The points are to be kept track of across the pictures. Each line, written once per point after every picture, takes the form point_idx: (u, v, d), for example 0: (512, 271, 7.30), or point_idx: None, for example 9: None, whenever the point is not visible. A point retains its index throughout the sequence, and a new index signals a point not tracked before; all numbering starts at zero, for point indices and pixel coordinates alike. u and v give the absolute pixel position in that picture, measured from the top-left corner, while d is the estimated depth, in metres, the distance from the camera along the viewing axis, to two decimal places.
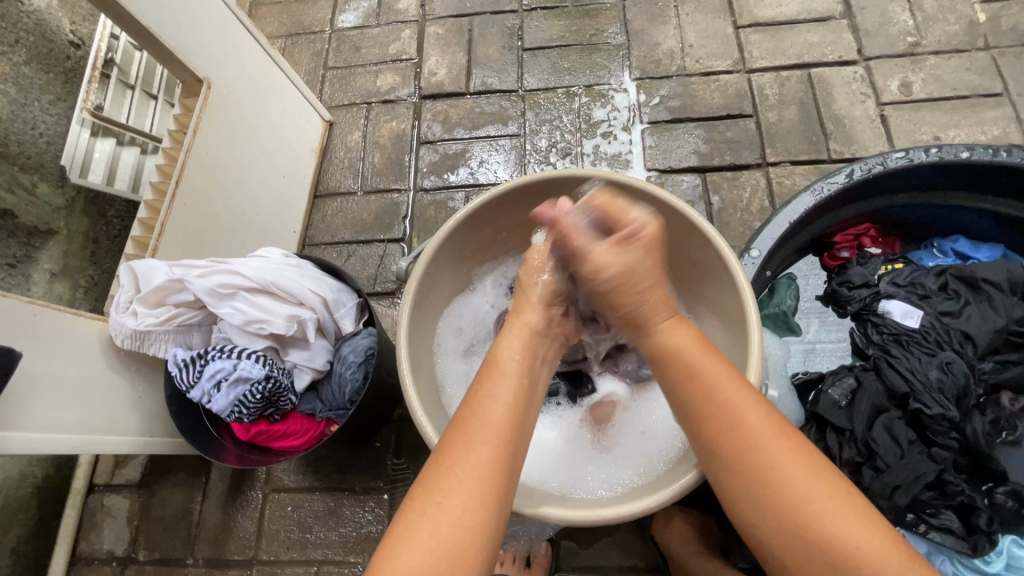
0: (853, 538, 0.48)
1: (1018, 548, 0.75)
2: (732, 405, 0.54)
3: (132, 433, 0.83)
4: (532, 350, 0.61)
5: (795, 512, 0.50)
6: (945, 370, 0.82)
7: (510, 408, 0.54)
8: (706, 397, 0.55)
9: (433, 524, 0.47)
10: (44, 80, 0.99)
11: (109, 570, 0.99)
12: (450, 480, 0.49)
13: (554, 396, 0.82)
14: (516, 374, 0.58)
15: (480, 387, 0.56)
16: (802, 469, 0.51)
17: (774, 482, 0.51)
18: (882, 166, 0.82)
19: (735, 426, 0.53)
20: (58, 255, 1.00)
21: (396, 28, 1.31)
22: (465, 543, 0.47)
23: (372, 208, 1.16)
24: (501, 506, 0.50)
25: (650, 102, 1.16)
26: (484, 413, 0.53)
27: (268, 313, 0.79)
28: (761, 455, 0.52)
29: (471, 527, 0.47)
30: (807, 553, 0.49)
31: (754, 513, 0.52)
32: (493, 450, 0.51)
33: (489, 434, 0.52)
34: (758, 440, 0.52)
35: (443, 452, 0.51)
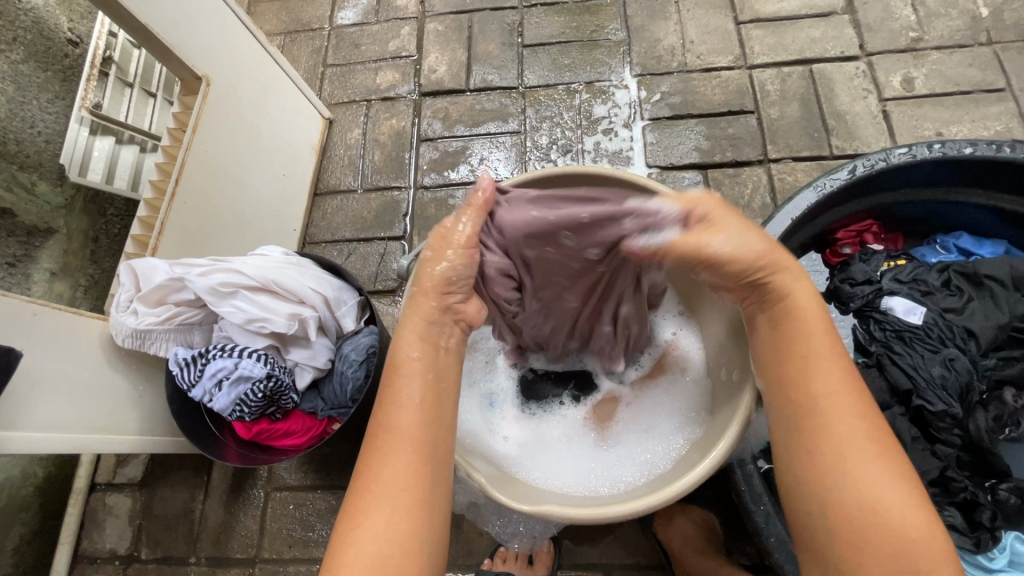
0: (914, 530, 0.46)
1: (1021, 544, 0.75)
2: (818, 367, 0.52)
3: (132, 432, 0.82)
4: (433, 340, 0.56)
5: (862, 491, 0.48)
6: (949, 366, 0.81)
7: (417, 410, 0.52)
8: (801, 357, 0.53)
9: (359, 544, 0.47)
10: (42, 78, 0.99)
11: (111, 569, 0.99)
12: (368, 497, 0.48)
13: (557, 395, 0.81)
14: (417, 372, 0.54)
15: (385, 395, 0.53)
16: (878, 453, 0.49)
17: (850, 453, 0.49)
18: (885, 162, 0.82)
19: (821, 393, 0.51)
20: (57, 254, 0.99)
21: (396, 25, 1.30)
22: (399, 554, 0.47)
23: (372, 206, 1.16)
24: (431, 515, 0.49)
25: (651, 98, 1.15)
26: (392, 422, 0.51)
27: (269, 312, 0.79)
28: (839, 426, 0.50)
29: (400, 541, 0.47)
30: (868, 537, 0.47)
31: (819, 487, 0.50)
32: (405, 459, 0.50)
33: (400, 443, 0.50)
34: (841, 410, 0.51)
35: (364, 466, 0.50)
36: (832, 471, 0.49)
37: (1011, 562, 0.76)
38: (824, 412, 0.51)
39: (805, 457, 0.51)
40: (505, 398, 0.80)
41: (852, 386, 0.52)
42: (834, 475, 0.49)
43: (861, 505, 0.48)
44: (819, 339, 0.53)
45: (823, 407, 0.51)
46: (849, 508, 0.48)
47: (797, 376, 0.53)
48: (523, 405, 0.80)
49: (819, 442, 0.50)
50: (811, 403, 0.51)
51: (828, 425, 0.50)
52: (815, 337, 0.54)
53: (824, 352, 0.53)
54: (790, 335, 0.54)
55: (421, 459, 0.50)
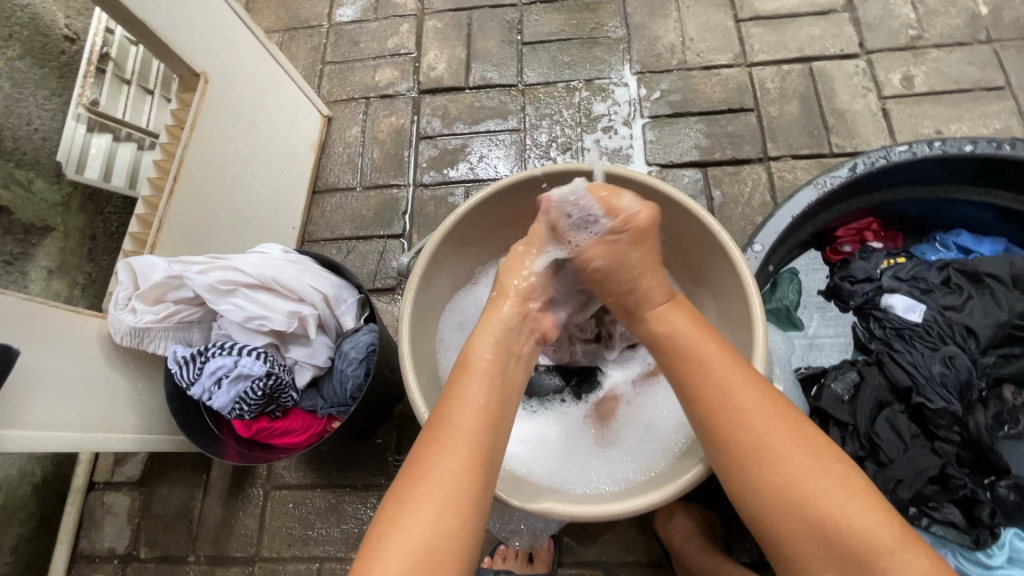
0: (845, 513, 0.48)
1: (1019, 541, 0.76)
2: (724, 377, 0.55)
3: (131, 430, 0.82)
4: (506, 348, 0.61)
5: (788, 490, 0.50)
6: (948, 364, 0.81)
7: (481, 411, 0.54)
8: (707, 375, 0.56)
9: (408, 534, 0.47)
10: (39, 75, 0.98)
11: (110, 568, 0.99)
12: (421, 488, 0.49)
13: (558, 393, 0.80)
14: (487, 375, 0.58)
15: (450, 394, 0.56)
16: (796, 446, 0.51)
17: (771, 454, 0.51)
18: (885, 160, 0.82)
19: (730, 403, 0.54)
20: (55, 252, 0.99)
21: (395, 22, 1.30)
22: (442, 551, 0.47)
23: (371, 204, 1.16)
24: (476, 518, 0.50)
25: (651, 96, 1.15)
26: (455, 416, 0.54)
27: (268, 310, 0.79)
28: (753, 431, 0.52)
29: (446, 535, 0.47)
30: (803, 532, 0.49)
31: (748, 494, 0.52)
32: (464, 452, 0.51)
33: (462, 437, 0.52)
34: (751, 416, 0.53)
35: (418, 460, 0.51)
36: (757, 478, 0.51)
37: (1010, 559, 0.76)
38: (739, 423, 0.53)
39: (728, 470, 0.54)
40: None
41: (756, 387, 0.55)
42: (761, 482, 0.51)
43: (794, 502, 0.50)
44: (715, 356, 0.57)
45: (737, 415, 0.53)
46: (782, 509, 0.50)
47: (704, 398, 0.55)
48: (524, 403, 0.79)
49: (736, 454, 0.53)
50: (721, 417, 0.54)
51: (741, 434, 0.53)
52: (709, 354, 0.57)
53: (721, 365, 0.56)
54: (688, 357, 0.58)
55: (476, 459, 0.52)
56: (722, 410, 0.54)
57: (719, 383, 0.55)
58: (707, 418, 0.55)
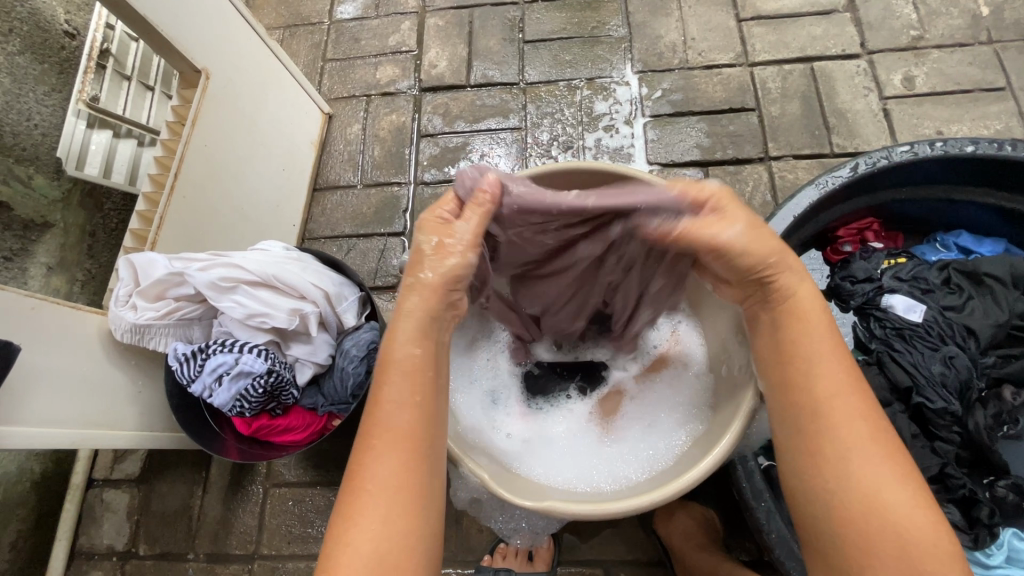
0: (914, 530, 0.47)
1: (1018, 541, 0.75)
2: (823, 374, 0.52)
3: (131, 427, 0.82)
4: (431, 336, 0.55)
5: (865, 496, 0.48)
6: (949, 364, 0.82)
7: (412, 411, 0.51)
8: (807, 368, 0.53)
9: (354, 544, 0.47)
10: (39, 70, 0.97)
11: (109, 565, 0.98)
12: (364, 498, 0.48)
13: (565, 390, 0.81)
14: (410, 372, 0.52)
15: (376, 394, 0.52)
16: (882, 458, 0.49)
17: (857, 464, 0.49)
18: (886, 160, 0.82)
19: (826, 397, 0.51)
20: (54, 248, 0.99)
21: (396, 20, 1.29)
22: (396, 554, 0.47)
23: (372, 202, 1.16)
24: (423, 513, 0.50)
25: (652, 95, 1.15)
26: (385, 422, 0.51)
27: (269, 307, 0.78)
28: (839, 433, 0.50)
29: (397, 540, 0.48)
30: (875, 543, 0.47)
31: (827, 491, 0.50)
32: (399, 458, 0.50)
33: (394, 445, 0.50)
34: (843, 416, 0.51)
35: (354, 467, 0.50)
36: (834, 481, 0.50)
37: (1009, 559, 0.76)
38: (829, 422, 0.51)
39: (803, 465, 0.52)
40: (510, 391, 0.80)
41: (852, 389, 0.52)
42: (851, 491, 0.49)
43: (869, 513, 0.48)
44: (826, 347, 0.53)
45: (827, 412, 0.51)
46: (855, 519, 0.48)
47: (800, 384, 0.53)
48: (530, 400, 0.80)
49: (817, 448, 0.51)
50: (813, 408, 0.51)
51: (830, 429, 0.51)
52: (818, 343, 0.53)
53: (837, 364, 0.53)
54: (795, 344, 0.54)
55: (414, 457, 0.50)
56: (817, 404, 0.51)
57: (816, 377, 0.52)
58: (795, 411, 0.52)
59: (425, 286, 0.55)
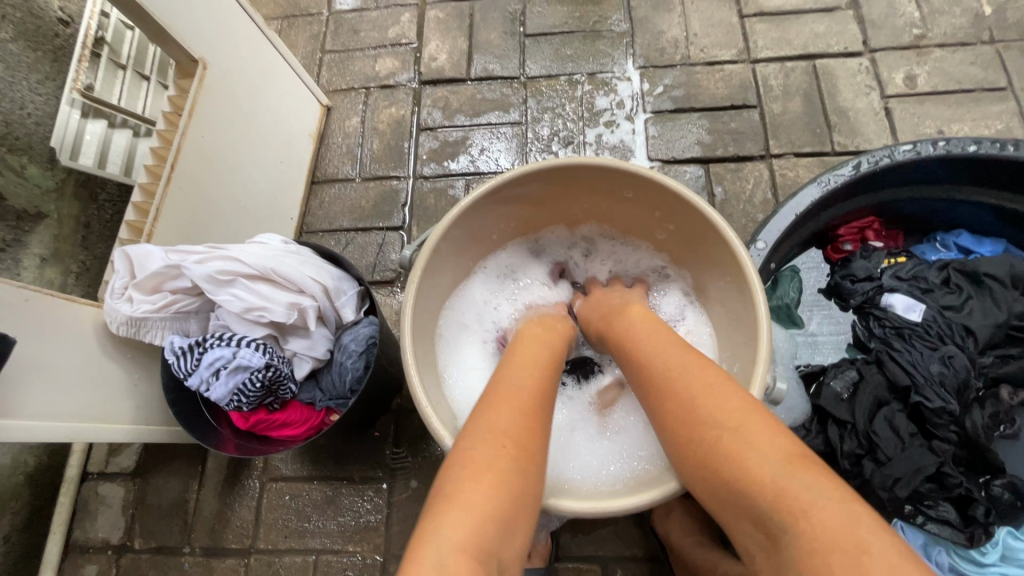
0: (763, 467, 0.48)
1: (1012, 540, 0.76)
2: (660, 362, 0.60)
3: (127, 421, 0.81)
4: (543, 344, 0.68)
5: (721, 459, 0.50)
6: (947, 363, 0.81)
7: (534, 389, 0.59)
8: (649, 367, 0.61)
9: (470, 512, 0.46)
10: (32, 58, 0.96)
11: (104, 558, 0.98)
12: (485, 443, 0.51)
13: (560, 379, 0.83)
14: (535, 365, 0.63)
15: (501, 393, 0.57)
16: (719, 413, 0.53)
17: (703, 434, 0.53)
18: (889, 158, 0.82)
19: (664, 380, 0.58)
20: (48, 239, 0.97)
21: (396, 11, 1.28)
22: (512, 499, 0.49)
23: (370, 195, 1.15)
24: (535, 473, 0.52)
25: (654, 91, 1.14)
26: (510, 389, 0.58)
27: (268, 301, 0.78)
28: (683, 404, 0.55)
29: (513, 483, 0.50)
30: (730, 494, 0.50)
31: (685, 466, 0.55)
32: (519, 413, 0.55)
33: (516, 404, 0.56)
34: (682, 387, 0.56)
35: (487, 420, 0.54)
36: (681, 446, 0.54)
37: (1004, 557, 0.76)
38: (670, 406, 0.56)
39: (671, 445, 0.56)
40: None
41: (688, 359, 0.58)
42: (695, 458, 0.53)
43: (720, 461, 0.50)
44: (657, 344, 0.62)
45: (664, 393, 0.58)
46: (709, 475, 0.51)
47: (643, 373, 0.61)
48: None
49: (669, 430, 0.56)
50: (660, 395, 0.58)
51: (673, 398, 0.56)
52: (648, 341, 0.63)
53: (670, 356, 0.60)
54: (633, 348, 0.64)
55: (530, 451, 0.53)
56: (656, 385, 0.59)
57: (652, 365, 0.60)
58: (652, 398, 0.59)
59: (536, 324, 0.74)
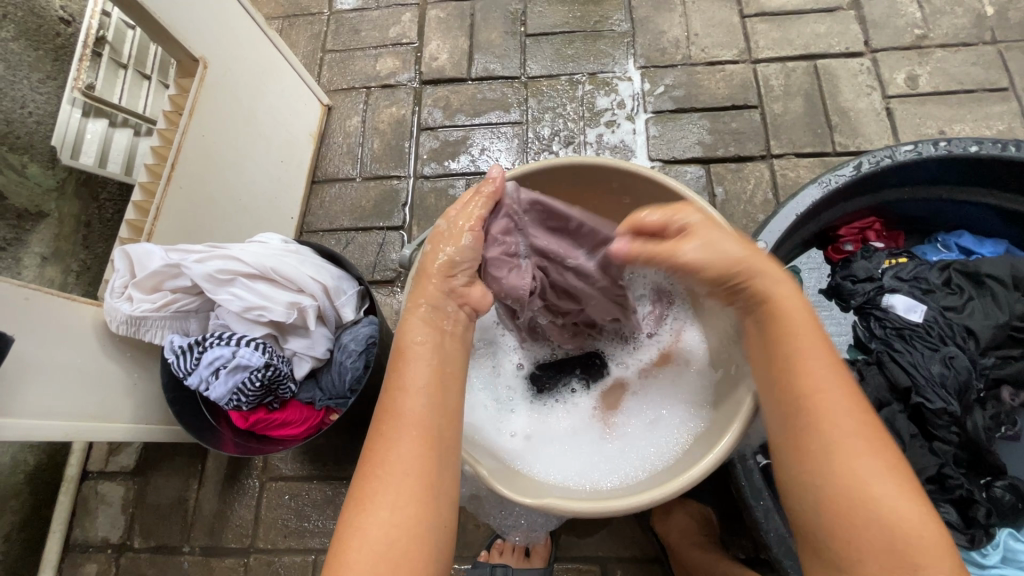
0: (916, 525, 0.48)
1: (1014, 541, 0.75)
2: (824, 388, 0.53)
3: (126, 421, 0.81)
4: (441, 327, 0.61)
5: (865, 496, 0.49)
6: (948, 364, 0.81)
7: (424, 398, 0.54)
8: (795, 360, 0.54)
9: (365, 529, 0.48)
10: (33, 57, 0.96)
11: (103, 557, 0.98)
12: (375, 481, 0.50)
13: (568, 384, 0.81)
14: (425, 358, 0.57)
15: (392, 381, 0.56)
16: (872, 448, 0.51)
17: (851, 455, 0.50)
18: (890, 158, 0.81)
19: (816, 398, 0.52)
20: (49, 238, 0.98)
21: (397, 11, 1.28)
22: (406, 541, 0.48)
23: (371, 195, 1.15)
24: (435, 507, 0.50)
25: (654, 91, 1.14)
26: (398, 406, 0.54)
27: (268, 300, 0.78)
28: (833, 425, 0.51)
29: (409, 527, 0.49)
30: (870, 535, 0.48)
31: (819, 481, 0.51)
32: (412, 443, 0.52)
33: (409, 430, 0.52)
34: (829, 403, 0.52)
35: (370, 454, 0.52)
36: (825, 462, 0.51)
37: (1004, 559, 0.75)
38: (840, 455, 0.50)
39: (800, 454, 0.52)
40: (515, 391, 0.79)
41: (836, 365, 0.54)
42: (837, 482, 0.50)
43: (863, 513, 0.49)
44: (812, 343, 0.55)
45: (830, 432, 0.51)
46: (846, 507, 0.49)
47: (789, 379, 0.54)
48: (535, 398, 0.79)
49: (800, 441, 0.52)
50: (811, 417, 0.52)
51: (823, 426, 0.52)
52: (807, 353, 0.54)
53: (821, 360, 0.54)
54: (785, 350, 0.55)
55: (426, 448, 0.52)
56: (808, 391, 0.53)
57: (802, 358, 0.54)
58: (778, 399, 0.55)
59: (422, 274, 0.63)
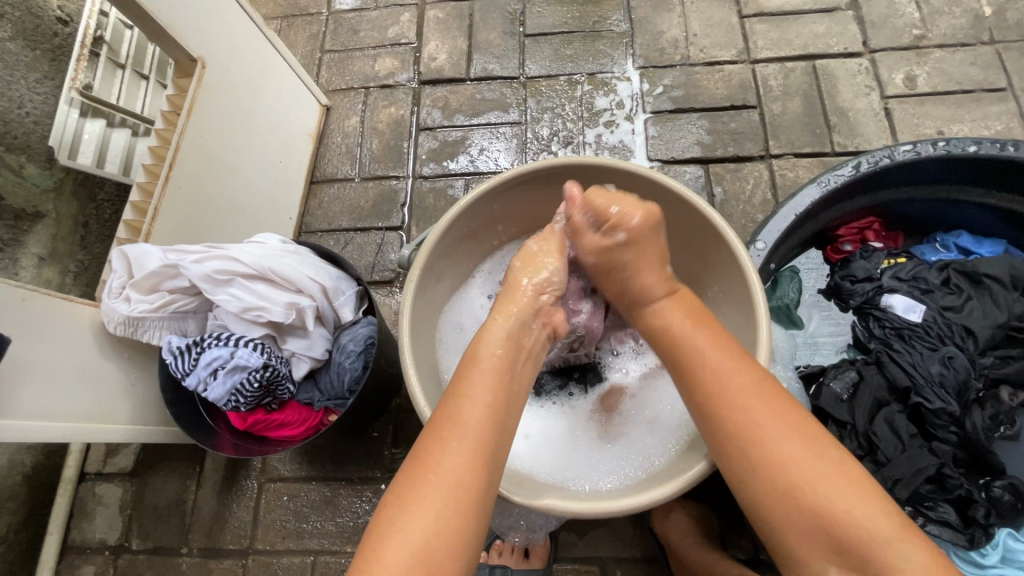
0: (828, 492, 0.51)
1: (1013, 541, 0.75)
2: (724, 373, 0.57)
3: (124, 422, 0.81)
4: (516, 342, 0.62)
5: (777, 473, 0.53)
6: (947, 364, 0.81)
7: (485, 411, 0.55)
8: (698, 365, 0.59)
9: (408, 533, 0.48)
10: (30, 57, 0.95)
11: (101, 559, 0.97)
12: (424, 486, 0.50)
13: (567, 387, 0.81)
14: (493, 370, 0.58)
15: (458, 388, 0.56)
16: (784, 428, 0.54)
17: (758, 436, 0.54)
18: (888, 158, 0.82)
19: (720, 389, 0.57)
20: (46, 238, 0.97)
21: (395, 12, 1.28)
22: (441, 550, 0.48)
23: (370, 195, 1.14)
24: (476, 520, 0.50)
25: (653, 91, 1.14)
26: (460, 416, 0.54)
27: (266, 301, 0.77)
28: (742, 412, 0.55)
29: (448, 539, 0.48)
30: (790, 509, 0.52)
31: (738, 466, 0.55)
32: (468, 455, 0.52)
33: (466, 440, 0.52)
34: (737, 398, 0.56)
35: (421, 456, 0.52)
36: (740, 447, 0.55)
37: (1003, 559, 0.75)
38: (753, 441, 0.54)
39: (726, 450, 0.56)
40: None
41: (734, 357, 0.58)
42: (750, 463, 0.54)
43: (785, 488, 0.52)
44: (701, 340, 0.60)
45: (738, 418, 0.55)
46: (768, 486, 0.53)
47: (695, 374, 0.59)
48: (534, 399, 0.79)
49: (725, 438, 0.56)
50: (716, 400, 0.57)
51: (730, 413, 0.56)
52: (703, 349, 0.59)
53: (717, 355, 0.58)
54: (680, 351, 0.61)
55: (476, 462, 0.52)
56: (717, 385, 0.57)
57: (702, 365, 0.58)
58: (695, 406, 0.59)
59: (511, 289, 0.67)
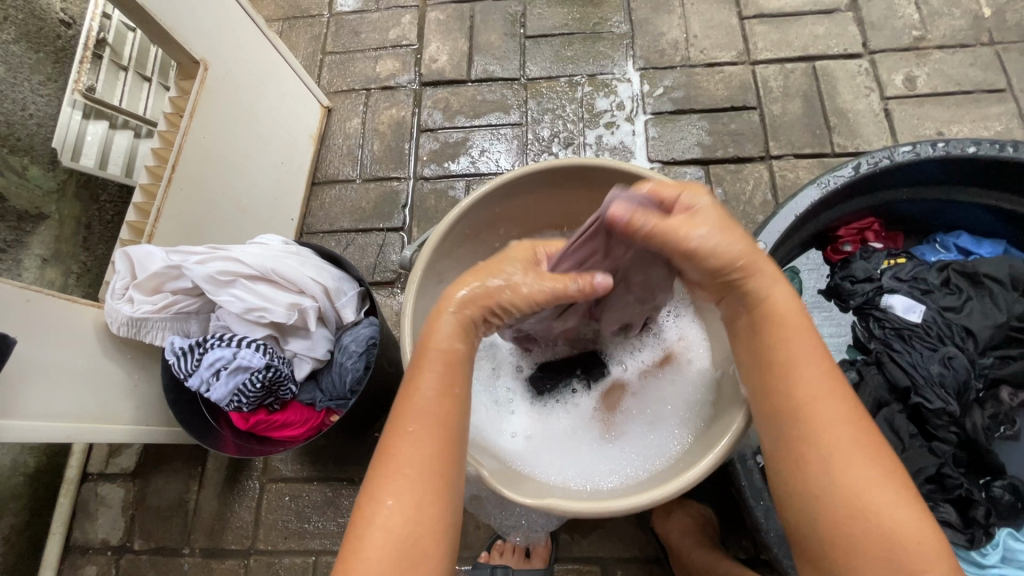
0: (907, 528, 0.48)
1: (1013, 541, 0.75)
2: (815, 387, 0.53)
3: (127, 422, 0.81)
4: (470, 327, 0.57)
5: (853, 499, 0.49)
6: (947, 364, 0.81)
7: (444, 397, 0.53)
8: (790, 363, 0.54)
9: (385, 528, 0.48)
10: (34, 59, 0.96)
11: (104, 559, 0.98)
12: (394, 480, 0.50)
13: (569, 384, 0.79)
14: (447, 359, 0.55)
15: (415, 377, 0.54)
16: (867, 455, 0.51)
17: (842, 463, 0.50)
18: (888, 159, 0.81)
19: (810, 400, 0.52)
20: (49, 240, 0.98)
21: (396, 13, 1.28)
22: (422, 539, 0.49)
23: (371, 197, 1.15)
24: (450, 501, 0.51)
25: (653, 93, 1.15)
26: (418, 404, 0.52)
27: (268, 301, 0.78)
28: (829, 430, 0.51)
29: (427, 526, 0.49)
30: (860, 540, 0.49)
31: (811, 486, 0.51)
32: (432, 444, 0.51)
33: (429, 430, 0.52)
34: (819, 409, 0.52)
35: (386, 449, 0.52)
36: (820, 467, 0.51)
37: (1004, 559, 0.75)
38: (834, 461, 0.51)
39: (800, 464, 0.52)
40: (515, 391, 0.79)
41: (828, 371, 0.54)
42: (828, 484, 0.50)
43: (857, 518, 0.49)
44: (804, 345, 0.54)
45: (822, 435, 0.51)
46: (841, 513, 0.50)
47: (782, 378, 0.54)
48: (535, 398, 0.78)
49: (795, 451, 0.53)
50: (796, 410, 0.53)
51: (812, 428, 0.52)
52: (800, 355, 0.54)
53: (811, 367, 0.53)
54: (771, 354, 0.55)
55: (442, 449, 0.52)
56: (806, 394, 0.52)
57: (795, 369, 0.53)
58: (771, 410, 0.54)
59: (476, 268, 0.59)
